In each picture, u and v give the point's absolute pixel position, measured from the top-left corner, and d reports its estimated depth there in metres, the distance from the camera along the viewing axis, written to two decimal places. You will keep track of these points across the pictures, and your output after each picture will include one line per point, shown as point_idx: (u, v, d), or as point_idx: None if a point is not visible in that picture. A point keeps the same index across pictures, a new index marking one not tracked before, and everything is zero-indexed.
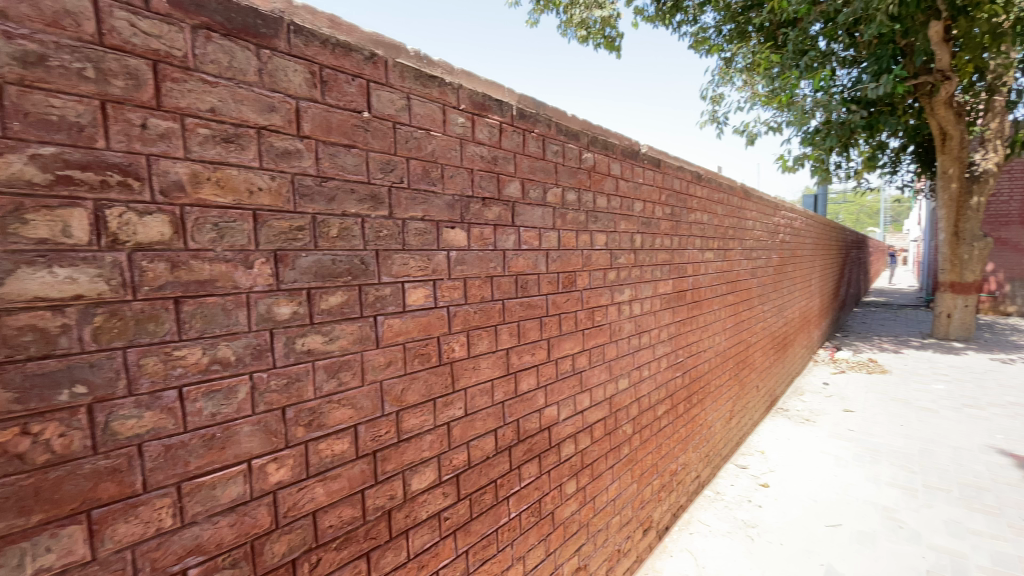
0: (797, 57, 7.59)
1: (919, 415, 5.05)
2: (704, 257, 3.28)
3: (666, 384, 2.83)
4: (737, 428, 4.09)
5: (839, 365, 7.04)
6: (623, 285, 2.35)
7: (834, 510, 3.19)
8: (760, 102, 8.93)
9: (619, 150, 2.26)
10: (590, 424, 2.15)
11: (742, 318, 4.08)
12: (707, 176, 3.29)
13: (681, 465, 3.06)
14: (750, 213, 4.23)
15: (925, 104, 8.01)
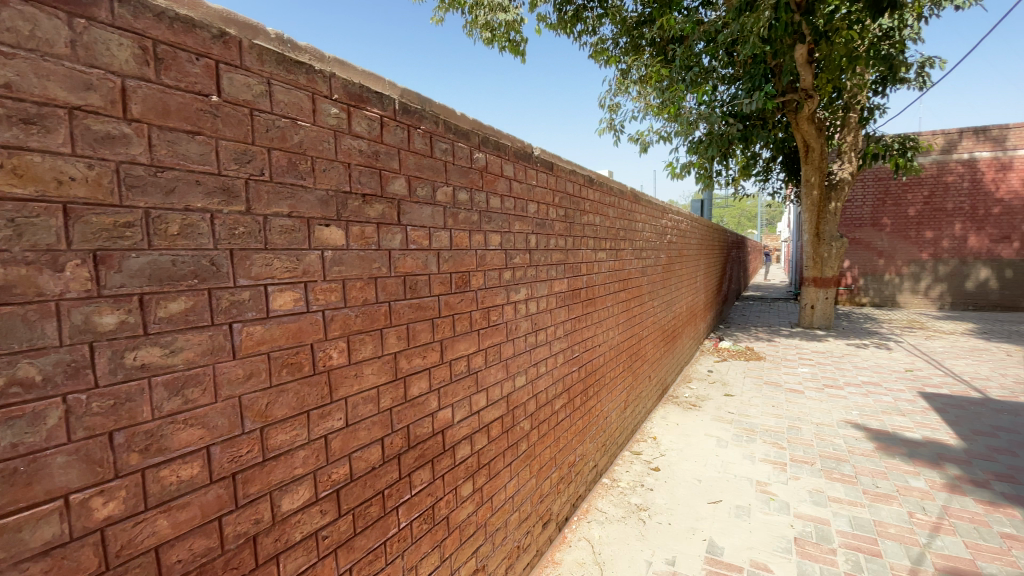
0: (684, 71, 8.27)
1: (788, 396, 5.69)
2: (597, 257, 3.44)
3: (563, 379, 2.91)
4: (632, 417, 4.34)
5: (724, 354, 7.75)
6: (519, 284, 2.36)
7: (716, 488, 3.48)
8: (653, 112, 9.59)
9: (511, 151, 2.28)
10: (487, 424, 2.13)
11: (634, 313, 4.33)
12: (599, 180, 3.46)
13: (579, 457, 3.17)
14: (640, 216, 4.52)
15: (792, 119, 9.09)
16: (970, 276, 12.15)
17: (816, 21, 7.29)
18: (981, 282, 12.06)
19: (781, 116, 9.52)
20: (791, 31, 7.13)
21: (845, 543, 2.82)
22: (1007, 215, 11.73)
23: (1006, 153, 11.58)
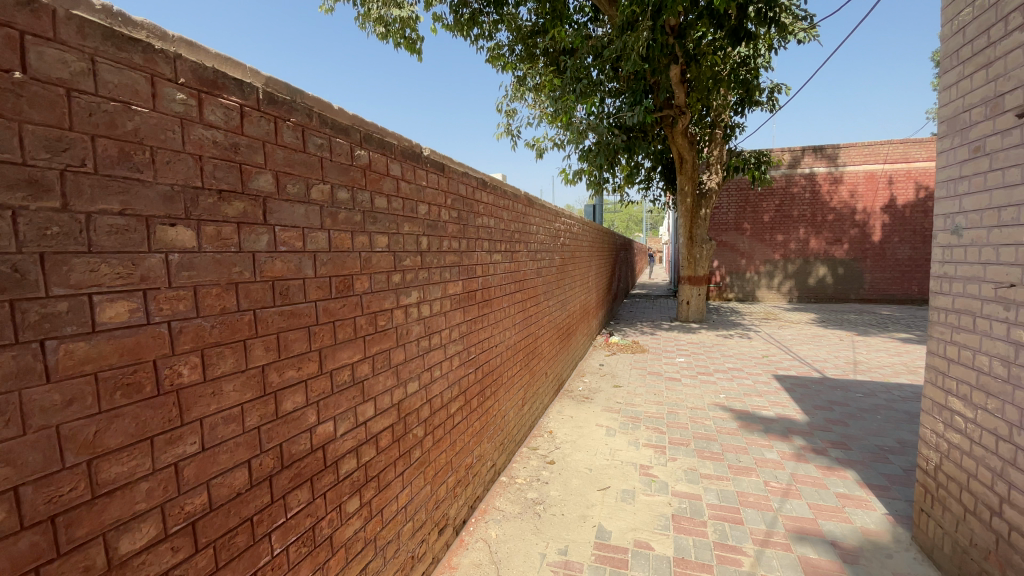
0: (575, 82, 8.71)
1: (669, 385, 6.22)
2: (492, 259, 3.47)
3: (459, 381, 2.89)
4: (529, 414, 4.45)
5: (614, 348, 8.27)
6: (409, 288, 2.30)
7: (604, 475, 3.70)
8: (547, 121, 9.98)
9: (397, 151, 2.21)
10: (375, 434, 2.05)
11: (529, 313, 4.45)
12: (493, 183, 3.50)
13: (476, 458, 3.18)
14: (534, 219, 4.66)
15: (668, 133, 9.99)
16: (812, 273, 14.26)
17: (687, 44, 8.10)
18: (819, 278, 14.21)
19: (659, 130, 10.41)
20: (666, 52, 7.84)
21: (714, 514, 3.14)
22: (837, 222, 13.94)
23: (836, 170, 13.75)
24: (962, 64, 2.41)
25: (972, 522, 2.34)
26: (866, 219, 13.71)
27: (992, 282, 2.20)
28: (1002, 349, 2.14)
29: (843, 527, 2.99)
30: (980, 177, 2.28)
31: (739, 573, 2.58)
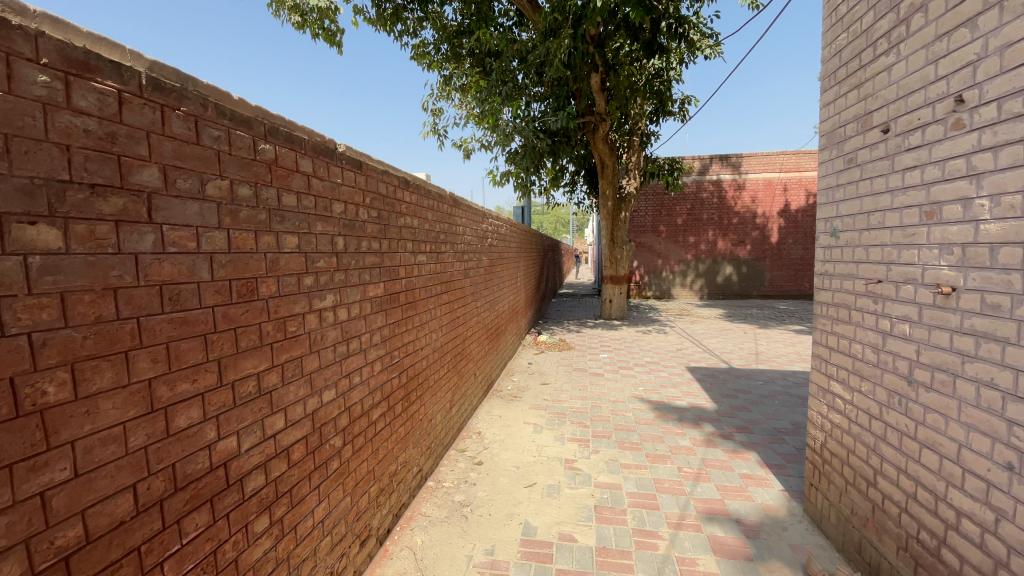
0: (500, 84, 8.78)
1: (593, 380, 6.44)
2: (416, 260, 3.40)
3: (381, 387, 2.80)
4: (457, 416, 4.41)
5: (541, 346, 8.44)
6: (324, 290, 2.19)
7: (531, 472, 3.76)
8: (474, 122, 9.97)
9: (308, 146, 2.10)
10: (286, 446, 1.93)
11: (457, 315, 4.41)
12: (416, 182, 3.43)
13: (401, 464, 3.09)
14: (460, 219, 4.63)
15: (590, 139, 10.36)
16: (720, 272, 15.42)
17: (606, 54, 8.47)
18: (726, 277, 15.41)
19: (582, 136, 10.76)
20: (587, 60, 8.12)
21: (634, 502, 3.29)
22: (741, 225, 15.19)
23: (739, 177, 14.97)
24: (838, 86, 2.71)
25: (853, 493, 2.60)
26: (765, 222, 15.05)
27: (863, 278, 2.49)
28: (871, 337, 2.43)
29: (746, 505, 3.26)
30: (852, 186, 2.58)
31: (655, 556, 2.72)
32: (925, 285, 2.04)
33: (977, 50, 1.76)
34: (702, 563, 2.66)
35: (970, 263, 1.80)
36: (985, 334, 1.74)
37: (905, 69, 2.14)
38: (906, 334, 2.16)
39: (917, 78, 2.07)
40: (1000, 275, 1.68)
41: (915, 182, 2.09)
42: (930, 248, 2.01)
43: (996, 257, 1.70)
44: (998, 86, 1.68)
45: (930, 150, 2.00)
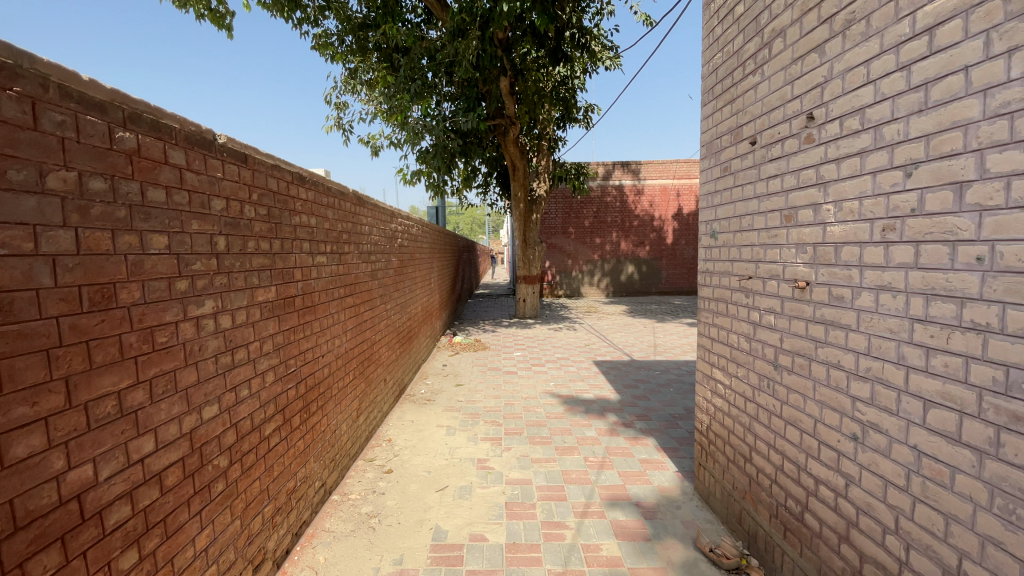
0: (408, 81, 8.56)
1: (506, 379, 6.52)
2: (315, 261, 3.21)
3: (275, 399, 2.61)
4: (366, 424, 4.23)
5: (455, 347, 8.38)
6: (203, 296, 1.99)
7: (442, 476, 3.72)
8: (383, 119, 9.65)
9: (179, 136, 1.89)
10: (159, 471, 1.73)
11: (363, 318, 4.22)
12: (313, 179, 3.24)
13: (300, 480, 2.89)
14: (365, 217, 4.44)
15: (501, 141, 10.47)
16: (623, 271, 16.38)
17: (514, 58, 8.62)
18: (629, 275, 16.39)
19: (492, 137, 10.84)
20: (495, 64, 8.20)
21: (543, 496, 3.38)
22: (641, 227, 16.24)
23: (639, 183, 16.02)
24: (715, 101, 2.99)
25: (733, 470, 2.88)
26: (662, 224, 16.23)
27: (738, 275, 2.77)
28: (745, 328, 2.71)
29: (645, 488, 3.48)
30: (728, 192, 2.86)
31: (562, 546, 2.81)
32: (785, 280, 2.31)
33: (823, 73, 2.00)
34: (605, 548, 2.79)
35: (819, 261, 2.07)
36: (831, 322, 2.00)
37: (768, 88, 2.40)
38: (771, 324, 2.44)
39: (777, 97, 2.33)
40: (840, 269, 1.94)
41: (777, 189, 2.36)
42: (789, 248, 2.27)
43: (839, 255, 1.95)
44: (839, 106, 1.92)
45: (789, 161, 2.25)
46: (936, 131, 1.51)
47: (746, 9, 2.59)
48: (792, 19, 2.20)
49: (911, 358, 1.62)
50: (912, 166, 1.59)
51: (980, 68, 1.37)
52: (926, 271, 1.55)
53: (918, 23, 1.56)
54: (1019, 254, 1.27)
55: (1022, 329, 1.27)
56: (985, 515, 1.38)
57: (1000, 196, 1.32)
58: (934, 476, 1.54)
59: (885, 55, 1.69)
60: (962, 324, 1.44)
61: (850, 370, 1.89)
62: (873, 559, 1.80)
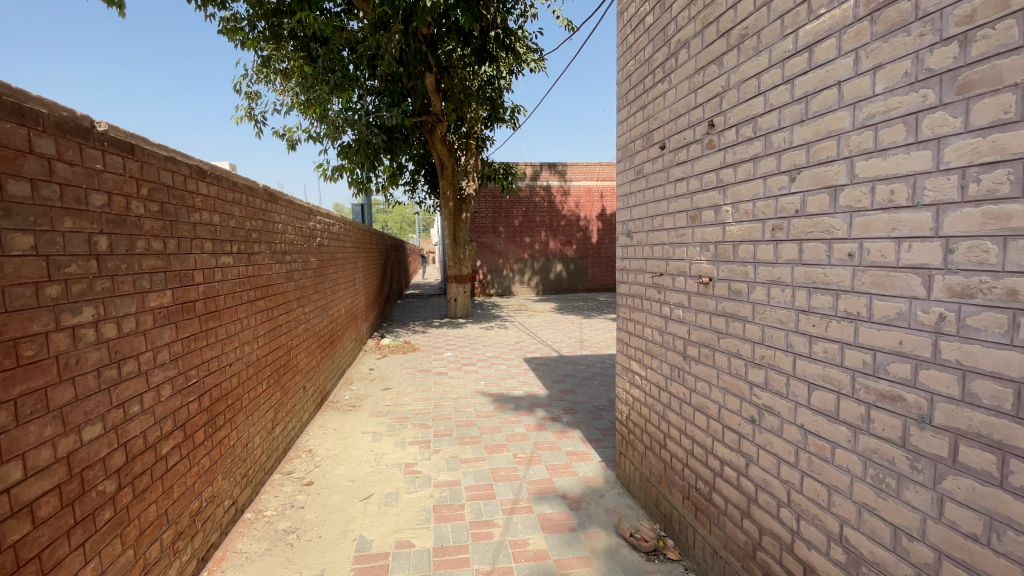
0: (327, 72, 8.14)
1: (435, 380, 6.43)
2: (219, 262, 2.97)
3: (174, 413, 2.38)
4: (283, 436, 3.97)
5: (383, 350, 8.13)
6: (80, 303, 1.77)
7: (368, 484, 3.59)
8: (300, 112, 9.12)
9: (48, 122, 1.67)
10: (29, 502, 1.52)
11: (278, 322, 3.97)
12: (215, 173, 3.00)
13: (205, 500, 2.66)
14: (278, 215, 4.18)
15: (428, 139, 10.29)
16: (552, 270, 16.74)
17: (438, 54, 8.49)
18: (557, 274, 16.78)
19: (419, 135, 10.62)
20: (420, 59, 8.03)
21: (471, 496, 3.37)
22: (568, 227, 16.69)
23: (565, 184, 16.46)
24: (629, 106, 3.13)
25: (651, 456, 3.03)
26: (588, 224, 16.79)
27: (652, 272, 2.91)
28: (658, 322, 2.86)
29: (571, 480, 3.58)
30: (642, 193, 3.00)
31: (490, 544, 2.82)
32: (692, 276, 2.47)
33: (722, 83, 2.15)
34: (532, 542, 2.83)
35: (720, 258, 2.23)
36: (731, 314, 2.16)
37: (674, 95, 2.55)
38: (681, 317, 2.59)
39: (683, 104, 2.48)
40: (739, 266, 2.10)
41: (684, 191, 2.51)
42: (695, 246, 2.43)
43: (737, 252, 2.11)
44: (736, 115, 2.07)
45: (694, 165, 2.41)
46: (815, 140, 1.67)
47: (655, 20, 2.73)
48: (694, 31, 2.34)
49: (798, 346, 1.78)
50: (797, 170, 1.75)
51: (849, 84, 1.52)
52: (809, 266, 1.71)
53: (800, 40, 1.71)
54: (881, 250, 1.44)
55: (885, 317, 1.44)
56: (860, 485, 1.54)
57: (866, 198, 1.48)
58: (818, 451, 1.71)
59: (773, 69, 1.85)
60: (838, 314, 1.61)
61: (748, 358, 2.05)
62: (770, 531, 1.97)
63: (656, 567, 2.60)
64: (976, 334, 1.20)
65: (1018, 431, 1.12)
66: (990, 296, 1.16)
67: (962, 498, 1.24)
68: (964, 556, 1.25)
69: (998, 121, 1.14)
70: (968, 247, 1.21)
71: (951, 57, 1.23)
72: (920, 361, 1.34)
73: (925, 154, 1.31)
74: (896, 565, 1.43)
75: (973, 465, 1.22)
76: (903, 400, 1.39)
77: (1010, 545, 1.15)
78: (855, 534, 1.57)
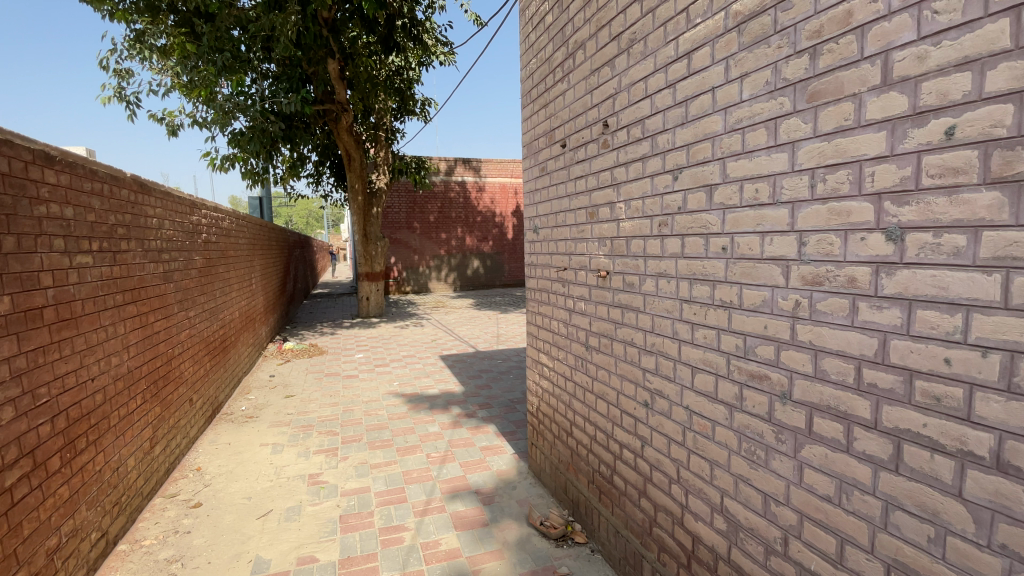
0: (215, 52, 7.29)
1: (345, 383, 6.12)
2: (75, 262, 2.58)
3: (19, 438, 2.03)
4: (165, 455, 3.54)
5: (286, 355, 7.58)
6: None
7: (266, 499, 3.33)
8: (183, 94, 8.14)
9: None
10: None
11: (154, 329, 3.52)
12: (67, 158, 2.58)
13: (65, 536, 2.30)
14: (151, 208, 3.70)
15: (333, 129, 9.70)
16: (468, 266, 16.67)
17: (342, 41, 8.05)
18: (474, 270, 16.76)
19: (322, 124, 9.96)
20: (321, 44, 7.56)
21: (381, 502, 3.25)
22: (483, 223, 16.72)
23: (480, 180, 16.48)
24: (532, 104, 3.18)
25: (559, 445, 3.12)
26: (503, 220, 16.94)
27: (556, 267, 2.99)
28: (563, 315, 2.94)
29: (484, 475, 3.58)
30: (546, 190, 3.06)
31: (400, 550, 2.73)
32: (592, 270, 2.56)
33: (614, 85, 2.25)
34: (444, 542, 2.80)
35: (616, 253, 2.33)
36: (626, 305, 2.27)
37: (573, 95, 2.62)
38: (583, 310, 2.68)
39: (580, 104, 2.56)
40: (632, 259, 2.21)
41: (583, 188, 2.59)
42: (594, 241, 2.52)
43: (630, 247, 2.22)
44: (627, 116, 2.17)
45: (592, 164, 2.49)
46: (694, 141, 1.79)
47: (554, 19, 2.78)
48: (589, 33, 2.42)
49: (682, 333, 1.92)
50: (678, 170, 1.88)
51: (721, 90, 1.65)
52: (690, 260, 1.85)
53: (680, 47, 1.83)
54: (748, 244, 1.58)
55: (753, 304, 1.58)
56: (736, 458, 1.69)
57: (736, 197, 1.62)
58: (701, 430, 1.84)
59: (658, 73, 1.96)
60: (714, 302, 1.75)
61: (641, 346, 2.17)
62: (664, 508, 2.10)
63: (564, 552, 2.68)
64: (825, 317, 1.35)
65: (858, 402, 1.28)
66: (835, 283, 1.32)
67: (818, 464, 1.40)
68: (821, 516, 1.40)
69: (841, 127, 1.28)
70: (817, 241, 1.36)
71: (804, 69, 1.37)
72: (782, 343, 1.49)
73: (783, 156, 1.45)
74: (767, 528, 1.59)
75: (825, 434, 1.37)
76: (769, 378, 1.54)
77: (856, 504, 1.31)
78: (733, 503, 1.71)
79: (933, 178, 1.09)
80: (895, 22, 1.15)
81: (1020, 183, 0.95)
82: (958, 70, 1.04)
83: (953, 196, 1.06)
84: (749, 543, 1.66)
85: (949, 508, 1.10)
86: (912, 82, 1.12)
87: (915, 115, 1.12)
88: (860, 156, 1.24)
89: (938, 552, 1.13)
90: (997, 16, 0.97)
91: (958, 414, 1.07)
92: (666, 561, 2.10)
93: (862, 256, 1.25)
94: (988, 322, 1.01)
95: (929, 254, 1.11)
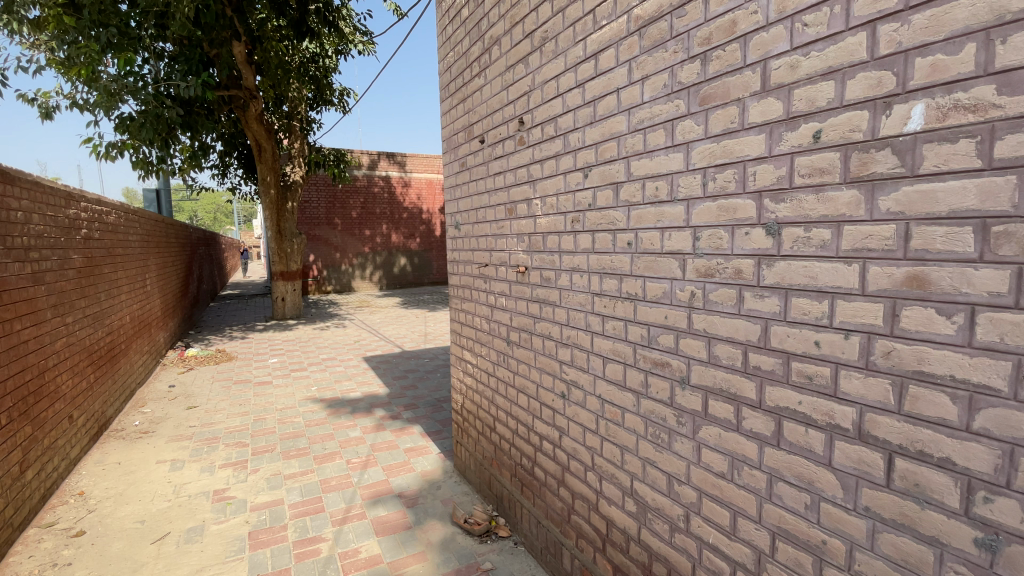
0: (98, 27, 6.27)
1: (256, 391, 5.71)
2: None
3: None
4: (40, 480, 3.10)
5: (189, 362, 6.92)
6: None
7: (163, 521, 3.02)
8: (59, 72, 7.06)
9: None
10: None
11: (22, 339, 3.06)
12: None
13: None
14: (15, 200, 3.22)
15: (240, 116, 8.92)
16: (395, 264, 16.25)
17: (248, 23, 7.44)
18: (401, 268, 16.38)
19: (228, 111, 9.16)
20: (224, 24, 6.90)
21: (296, 514, 3.06)
22: (410, 219, 16.36)
23: (405, 175, 16.08)
24: (450, 98, 3.14)
25: (483, 440, 3.11)
26: (430, 217, 16.70)
27: (478, 262, 2.98)
28: (484, 311, 2.94)
29: (407, 478, 3.48)
30: (467, 186, 3.03)
31: (317, 562, 2.60)
32: (511, 266, 2.58)
33: (529, 82, 2.26)
34: (364, 550, 2.69)
35: (534, 248, 2.36)
36: (544, 300, 2.31)
37: (490, 90, 2.62)
38: (503, 305, 2.70)
39: (497, 100, 2.56)
40: (548, 255, 2.25)
41: (501, 184, 2.61)
42: (513, 237, 2.54)
43: (546, 243, 2.25)
44: (540, 114, 2.20)
45: (509, 160, 2.50)
46: (601, 141, 1.85)
47: (470, 13, 2.76)
48: (505, 29, 2.42)
49: (594, 325, 1.98)
50: (588, 168, 1.93)
51: (625, 91, 1.72)
52: (600, 255, 1.91)
53: (588, 48, 1.88)
54: (650, 238, 1.66)
55: (655, 296, 1.67)
56: (643, 443, 1.78)
57: (639, 193, 1.70)
58: (612, 418, 1.92)
59: (568, 73, 2.00)
60: (622, 295, 1.82)
61: (559, 340, 2.22)
62: (581, 495, 2.16)
63: (487, 548, 2.69)
64: (716, 307, 1.45)
65: (745, 384, 1.39)
66: (724, 275, 1.42)
67: (712, 443, 1.50)
68: (716, 492, 1.51)
69: (727, 129, 1.38)
70: (708, 236, 1.46)
71: (696, 73, 1.45)
72: (680, 332, 1.58)
73: (678, 156, 1.53)
74: (671, 507, 1.68)
75: (718, 415, 1.48)
76: (670, 365, 1.63)
77: (746, 478, 1.42)
78: (642, 486, 1.80)
79: (804, 177, 1.20)
80: (773, 33, 1.25)
81: (873, 182, 1.07)
82: (824, 79, 1.14)
83: (821, 193, 1.17)
84: (656, 522, 1.75)
85: (822, 477, 1.22)
86: (787, 89, 1.23)
87: (788, 119, 1.23)
88: (744, 156, 1.34)
89: (814, 517, 1.25)
90: (856, 30, 1.08)
91: (826, 390, 1.19)
92: (583, 546, 2.17)
93: (747, 250, 1.35)
94: (850, 307, 1.13)
95: (801, 247, 1.22)
